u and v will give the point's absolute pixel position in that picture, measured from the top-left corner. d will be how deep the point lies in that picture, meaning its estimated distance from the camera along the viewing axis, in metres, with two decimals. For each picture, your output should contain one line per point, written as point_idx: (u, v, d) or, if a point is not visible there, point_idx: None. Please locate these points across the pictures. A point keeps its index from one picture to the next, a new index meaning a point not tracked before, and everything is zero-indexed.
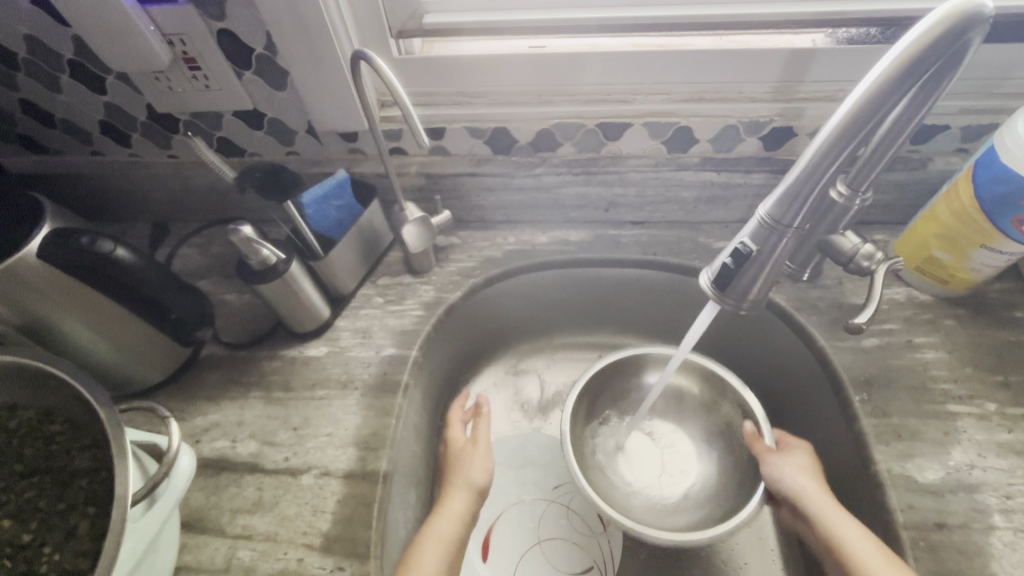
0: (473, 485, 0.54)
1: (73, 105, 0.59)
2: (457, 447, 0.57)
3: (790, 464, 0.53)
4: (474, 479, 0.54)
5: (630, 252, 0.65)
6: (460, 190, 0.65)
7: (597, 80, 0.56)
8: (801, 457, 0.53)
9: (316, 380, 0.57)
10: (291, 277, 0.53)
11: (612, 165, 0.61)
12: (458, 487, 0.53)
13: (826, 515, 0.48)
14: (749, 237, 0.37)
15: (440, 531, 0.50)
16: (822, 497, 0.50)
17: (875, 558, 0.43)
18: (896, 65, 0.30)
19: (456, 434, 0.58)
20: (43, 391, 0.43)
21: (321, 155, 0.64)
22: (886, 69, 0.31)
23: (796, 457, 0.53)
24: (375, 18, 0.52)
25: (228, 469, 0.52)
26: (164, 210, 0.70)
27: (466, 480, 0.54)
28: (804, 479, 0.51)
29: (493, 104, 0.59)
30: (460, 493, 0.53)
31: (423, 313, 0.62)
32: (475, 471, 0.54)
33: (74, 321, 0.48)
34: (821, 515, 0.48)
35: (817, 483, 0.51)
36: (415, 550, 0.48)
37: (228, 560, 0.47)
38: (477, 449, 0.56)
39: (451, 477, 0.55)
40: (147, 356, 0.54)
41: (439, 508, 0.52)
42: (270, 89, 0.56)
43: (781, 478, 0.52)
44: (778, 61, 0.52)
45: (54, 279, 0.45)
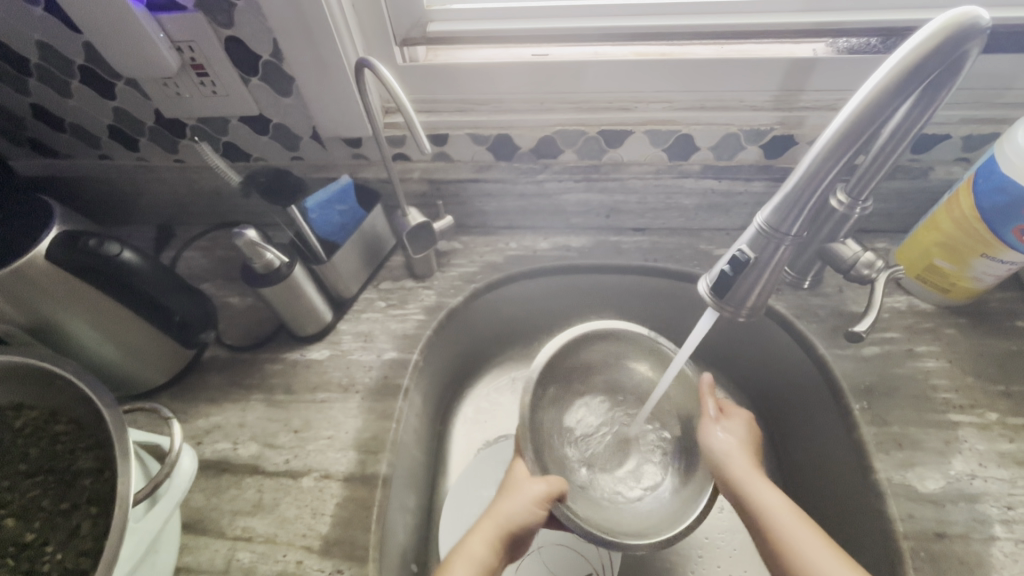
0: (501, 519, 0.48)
1: (82, 110, 0.60)
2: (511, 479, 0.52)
3: (724, 429, 0.52)
4: (507, 513, 0.48)
5: (631, 258, 0.65)
6: (462, 195, 0.65)
7: (599, 89, 0.57)
8: (734, 421, 0.53)
9: (317, 383, 0.58)
10: (294, 281, 0.54)
11: (613, 172, 0.62)
12: (490, 516, 0.49)
13: (745, 482, 0.48)
14: (746, 244, 0.37)
15: (467, 556, 0.47)
16: (744, 458, 0.50)
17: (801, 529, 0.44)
18: (894, 74, 0.31)
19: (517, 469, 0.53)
20: (50, 391, 0.44)
21: (326, 161, 0.64)
22: (884, 78, 0.31)
23: (728, 422, 0.53)
24: (380, 26, 0.52)
25: (229, 471, 0.52)
26: (170, 213, 0.71)
27: (501, 512, 0.48)
28: (734, 446, 0.51)
29: (496, 111, 0.59)
30: (492, 516, 0.49)
31: (424, 317, 0.62)
32: (509, 506, 0.48)
33: (80, 323, 0.49)
34: (745, 483, 0.48)
35: (745, 448, 0.51)
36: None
37: (227, 562, 0.47)
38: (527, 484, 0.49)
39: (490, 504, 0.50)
40: (152, 358, 0.55)
41: (474, 529, 0.49)
42: (275, 95, 0.56)
43: (714, 445, 0.51)
44: (778, 70, 0.53)
45: (61, 281, 0.46)
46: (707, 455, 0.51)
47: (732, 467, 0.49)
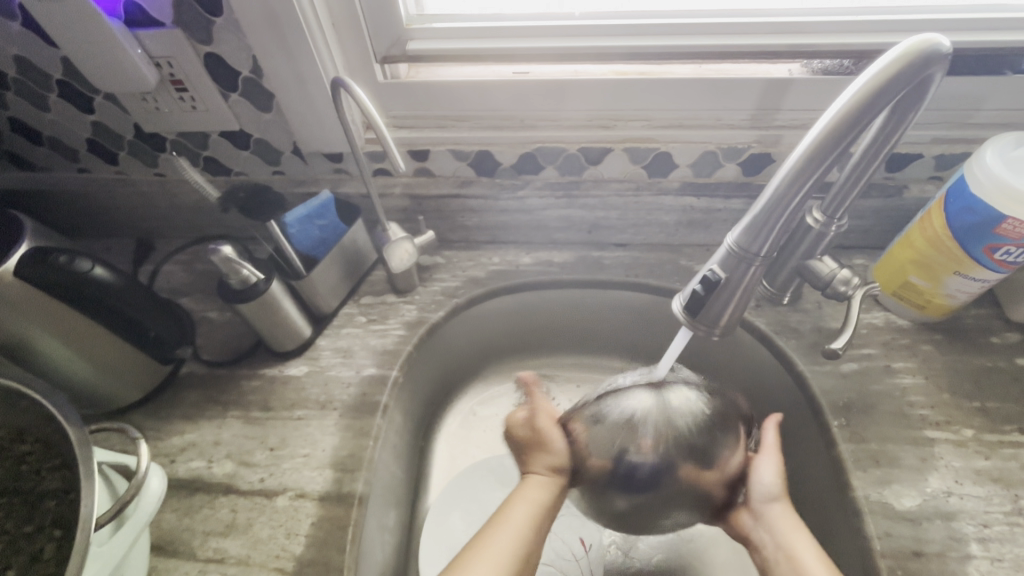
0: (541, 504, 0.47)
1: (60, 124, 0.60)
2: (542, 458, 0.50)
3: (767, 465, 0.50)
4: (541, 499, 0.47)
5: (613, 274, 0.65)
6: (444, 211, 0.66)
7: (578, 108, 0.57)
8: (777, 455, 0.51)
9: (295, 400, 0.57)
10: (272, 297, 0.53)
11: (594, 188, 0.62)
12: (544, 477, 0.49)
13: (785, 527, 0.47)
14: (718, 264, 0.37)
15: (494, 552, 0.43)
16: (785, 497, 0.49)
17: None
18: (855, 100, 0.31)
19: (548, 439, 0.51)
20: (11, 410, 0.43)
21: (307, 175, 0.64)
22: (849, 102, 0.31)
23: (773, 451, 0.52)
24: (360, 44, 0.53)
25: (203, 490, 0.51)
26: (150, 226, 0.70)
27: (532, 496, 0.47)
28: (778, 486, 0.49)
29: (477, 128, 0.60)
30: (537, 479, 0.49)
31: (405, 333, 0.62)
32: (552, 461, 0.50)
33: (48, 341, 0.48)
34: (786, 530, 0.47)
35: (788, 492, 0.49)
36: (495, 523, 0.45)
37: None
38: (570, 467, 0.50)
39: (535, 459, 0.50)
40: (124, 375, 0.54)
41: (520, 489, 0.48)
42: (256, 111, 0.57)
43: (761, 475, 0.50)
44: (754, 90, 0.53)
45: (25, 300, 0.44)
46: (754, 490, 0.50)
47: (775, 509, 0.49)
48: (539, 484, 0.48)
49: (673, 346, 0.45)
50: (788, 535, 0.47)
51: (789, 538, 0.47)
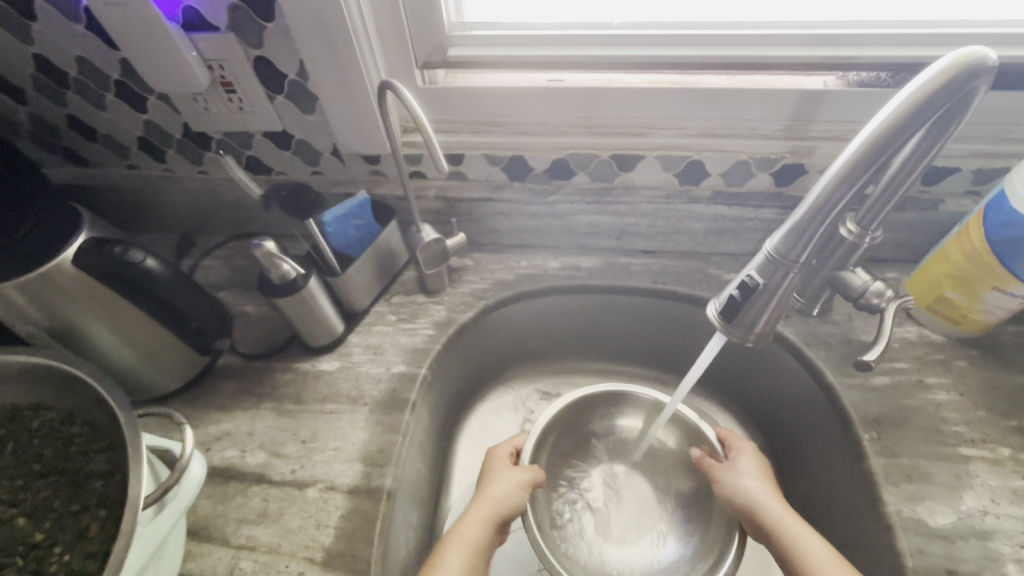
0: (473, 544, 0.48)
1: (114, 122, 0.63)
2: (478, 500, 0.52)
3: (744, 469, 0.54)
4: (472, 536, 0.49)
5: (641, 280, 0.66)
6: (476, 214, 0.67)
7: (613, 115, 0.58)
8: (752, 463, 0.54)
9: (326, 394, 0.58)
10: (309, 292, 0.55)
11: (625, 195, 0.63)
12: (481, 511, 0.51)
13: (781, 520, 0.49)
14: (755, 270, 0.38)
15: None
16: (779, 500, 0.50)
17: (837, 570, 0.43)
18: (899, 110, 0.31)
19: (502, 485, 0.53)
20: (68, 391, 0.44)
21: (344, 176, 0.66)
22: (894, 111, 0.31)
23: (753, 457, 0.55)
24: (402, 50, 0.54)
25: (236, 478, 0.53)
26: (192, 222, 0.73)
27: (462, 533, 0.49)
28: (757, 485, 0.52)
29: (511, 133, 0.61)
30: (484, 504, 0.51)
31: (434, 332, 0.63)
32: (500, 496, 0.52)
33: (100, 327, 0.50)
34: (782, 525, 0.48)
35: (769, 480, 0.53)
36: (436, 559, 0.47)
37: (230, 570, 0.47)
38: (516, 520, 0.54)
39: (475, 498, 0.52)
40: (166, 363, 0.55)
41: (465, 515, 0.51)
42: (299, 113, 0.59)
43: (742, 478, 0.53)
44: (789, 101, 0.54)
45: (83, 286, 0.47)
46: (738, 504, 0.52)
47: (769, 510, 0.50)
48: (475, 522, 0.50)
49: (703, 355, 0.48)
50: (784, 529, 0.48)
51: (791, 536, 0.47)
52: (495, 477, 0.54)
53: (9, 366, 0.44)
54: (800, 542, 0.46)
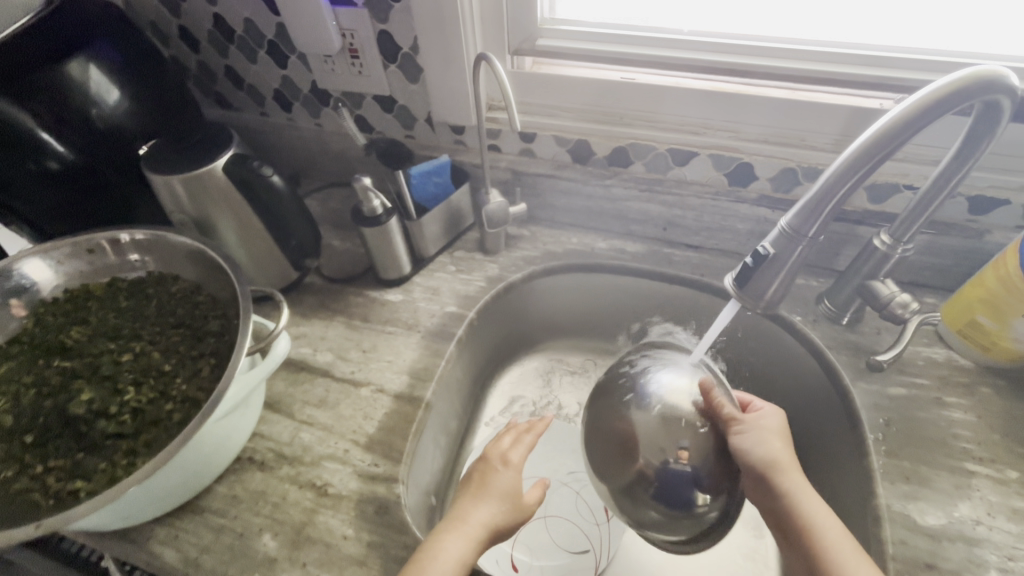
0: (460, 562, 0.46)
1: (259, 74, 0.77)
2: (465, 519, 0.49)
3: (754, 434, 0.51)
4: (457, 554, 0.46)
5: (679, 270, 0.71)
6: (539, 188, 0.75)
7: (674, 113, 0.65)
8: (770, 427, 0.52)
9: (388, 318, 0.69)
10: (389, 228, 0.65)
11: (675, 187, 0.69)
12: (465, 528, 0.48)
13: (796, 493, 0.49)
14: (769, 243, 0.44)
15: None
16: (789, 466, 0.50)
17: (844, 542, 0.46)
18: (906, 111, 0.37)
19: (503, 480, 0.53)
20: (205, 268, 0.58)
21: (432, 142, 0.77)
22: (907, 109, 0.37)
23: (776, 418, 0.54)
24: (500, 36, 0.64)
25: (306, 370, 0.64)
26: (302, 166, 0.86)
27: (448, 554, 0.46)
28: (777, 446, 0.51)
29: (581, 120, 0.69)
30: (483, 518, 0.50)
31: (485, 285, 0.72)
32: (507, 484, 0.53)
33: (227, 226, 0.62)
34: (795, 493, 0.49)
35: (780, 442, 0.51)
36: (422, 559, 0.45)
37: (293, 436, 0.58)
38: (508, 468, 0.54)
39: (462, 505, 0.51)
40: (266, 268, 0.68)
41: (450, 530, 0.48)
42: (405, 81, 0.70)
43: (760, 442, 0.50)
44: (840, 115, 0.58)
45: (225, 191, 0.59)
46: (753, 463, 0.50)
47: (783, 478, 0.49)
48: (466, 537, 0.48)
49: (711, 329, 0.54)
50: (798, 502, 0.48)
51: (799, 504, 0.48)
52: (492, 498, 0.51)
53: (168, 242, 0.58)
54: (812, 517, 0.47)
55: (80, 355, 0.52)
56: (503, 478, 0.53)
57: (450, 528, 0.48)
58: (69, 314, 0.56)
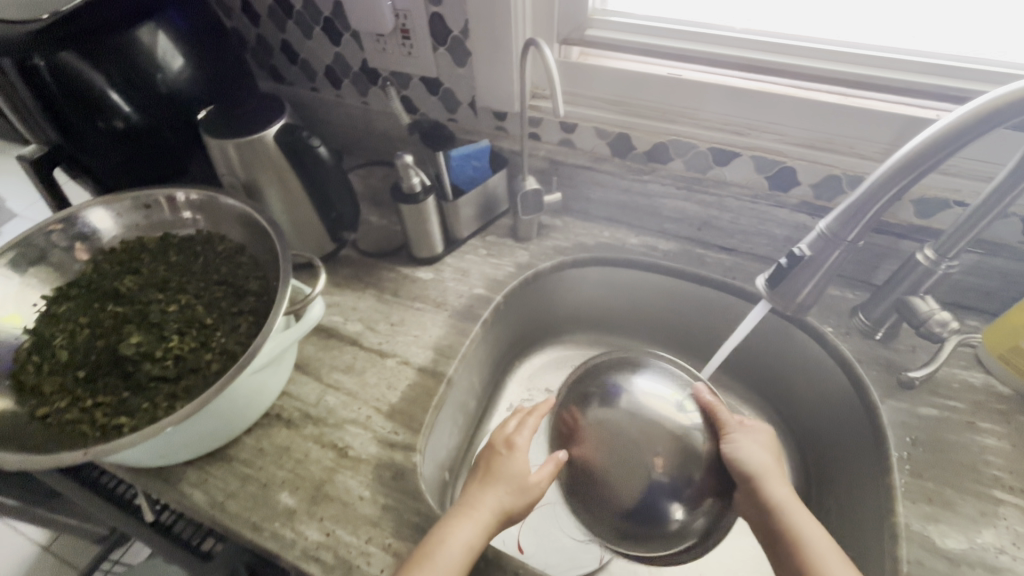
0: (472, 548, 0.47)
1: (314, 51, 0.80)
2: (474, 507, 0.50)
3: (742, 442, 0.53)
4: (467, 540, 0.47)
5: (711, 271, 0.70)
6: (575, 179, 0.75)
7: (719, 111, 0.64)
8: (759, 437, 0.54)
9: (418, 295, 0.70)
10: (426, 207, 0.67)
11: (714, 187, 0.68)
12: (475, 514, 0.49)
13: (785, 506, 0.50)
14: (806, 245, 0.48)
15: None
16: (780, 476, 0.52)
17: (836, 557, 0.47)
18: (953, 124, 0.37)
19: (513, 462, 0.54)
20: (250, 231, 0.60)
21: (474, 126, 0.78)
22: (939, 129, 0.38)
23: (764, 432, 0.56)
24: (550, 24, 0.65)
25: (336, 337, 0.66)
26: (346, 143, 0.89)
27: (458, 539, 0.47)
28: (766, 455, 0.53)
29: (623, 113, 0.69)
30: (492, 505, 0.50)
31: (514, 270, 0.73)
32: (516, 464, 0.53)
33: (273, 193, 0.65)
34: (784, 506, 0.50)
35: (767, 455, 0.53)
36: (433, 546, 0.46)
37: (319, 398, 0.60)
38: (513, 451, 0.55)
39: (472, 492, 0.52)
40: (306, 236, 0.70)
41: (460, 518, 0.49)
42: (453, 65, 0.71)
43: (745, 451, 0.53)
44: (893, 124, 0.56)
45: (273, 158, 0.62)
46: (738, 471, 0.52)
47: (771, 487, 0.51)
48: (476, 523, 0.48)
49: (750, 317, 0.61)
50: (787, 514, 0.50)
51: (789, 515, 0.50)
52: (500, 484, 0.52)
53: (218, 203, 0.61)
54: (802, 529, 0.49)
55: (132, 302, 0.56)
56: (508, 461, 0.54)
57: (460, 515, 0.49)
58: (124, 263, 0.59)
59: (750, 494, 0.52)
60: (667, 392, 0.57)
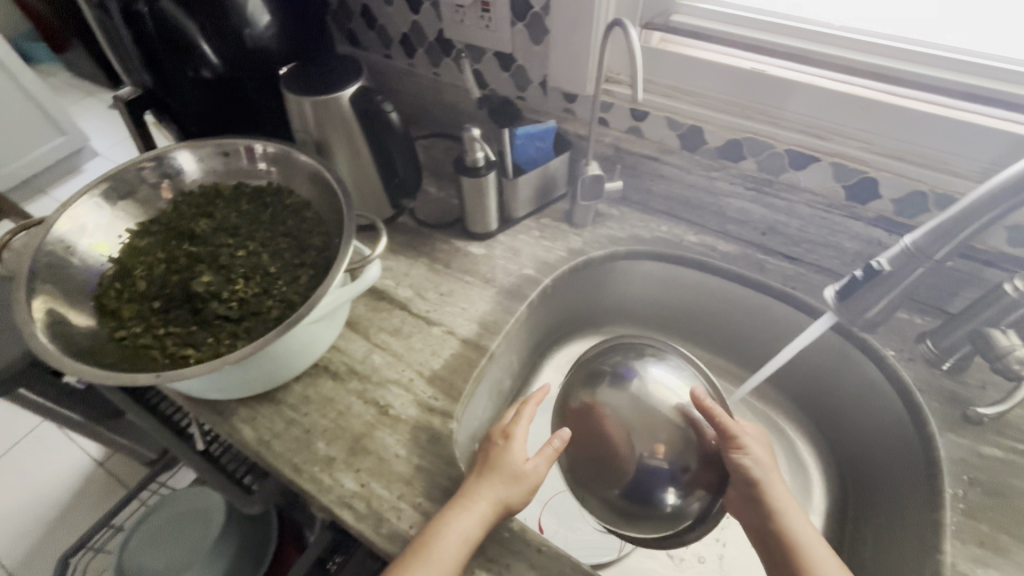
0: (469, 540, 0.46)
1: (393, 18, 0.81)
2: (472, 498, 0.48)
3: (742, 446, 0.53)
4: (465, 531, 0.46)
5: (770, 278, 0.68)
6: (639, 170, 0.74)
7: (800, 112, 0.61)
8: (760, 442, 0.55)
9: (468, 269, 0.71)
10: (486, 182, 0.67)
11: (786, 191, 0.65)
12: (473, 504, 0.48)
13: (785, 511, 0.51)
14: (886, 259, 0.46)
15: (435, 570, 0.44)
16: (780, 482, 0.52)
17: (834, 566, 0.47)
18: None
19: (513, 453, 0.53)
20: (317, 188, 0.62)
21: (541, 106, 0.77)
22: None
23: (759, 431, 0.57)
24: (634, 6, 0.63)
25: (386, 300, 0.68)
26: (412, 113, 0.90)
27: (456, 530, 0.46)
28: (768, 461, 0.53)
29: (697, 105, 0.66)
30: (490, 497, 0.49)
31: (566, 255, 0.72)
32: (517, 454, 0.53)
33: (342, 154, 0.67)
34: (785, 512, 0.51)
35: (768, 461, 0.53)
36: (432, 538, 0.46)
37: (366, 356, 0.63)
38: (510, 442, 0.54)
39: (471, 482, 0.50)
40: (368, 199, 0.72)
41: (458, 509, 0.48)
42: (529, 42, 0.70)
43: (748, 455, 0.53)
44: (999, 142, 0.52)
45: (346, 119, 0.63)
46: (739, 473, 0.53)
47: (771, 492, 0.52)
48: (475, 515, 0.47)
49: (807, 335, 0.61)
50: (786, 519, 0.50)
51: (788, 522, 0.50)
52: (498, 476, 0.50)
53: (290, 157, 0.63)
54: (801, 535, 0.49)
55: (204, 244, 0.59)
56: (505, 452, 0.53)
57: (457, 507, 0.48)
58: (200, 207, 0.63)
59: (749, 496, 0.53)
60: (678, 383, 0.60)
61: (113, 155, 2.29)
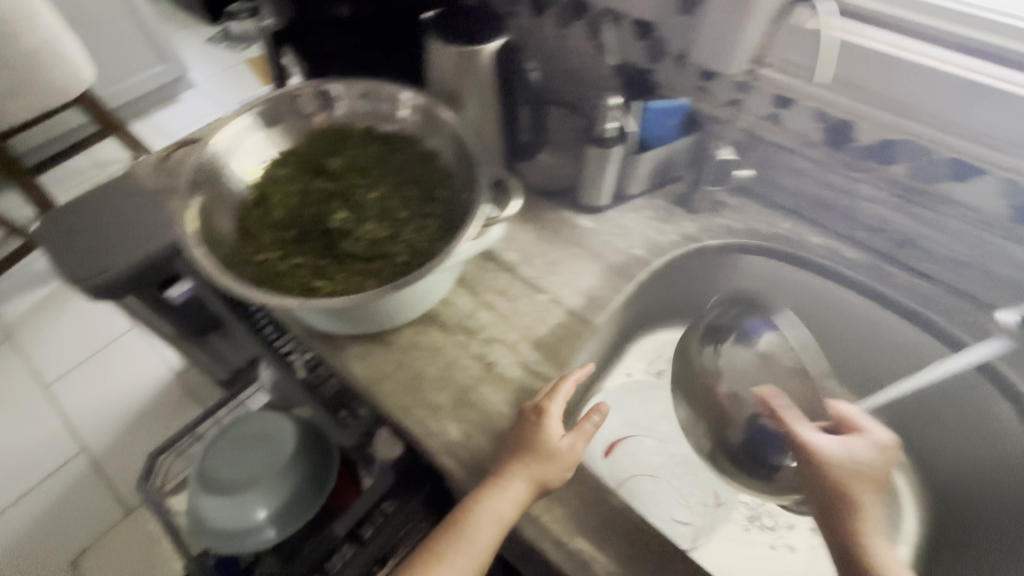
0: (506, 519, 0.47)
1: None
2: (507, 477, 0.48)
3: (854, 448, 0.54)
4: (502, 511, 0.47)
5: (899, 292, 0.64)
6: (769, 161, 0.71)
7: (984, 118, 0.54)
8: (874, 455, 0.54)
9: (577, 240, 0.70)
10: (612, 155, 0.65)
11: (937, 203, 0.62)
12: (508, 482, 0.48)
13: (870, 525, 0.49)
14: None
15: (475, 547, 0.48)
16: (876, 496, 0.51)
17: None
18: None
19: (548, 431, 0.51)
20: (446, 140, 0.62)
21: (672, 81, 0.73)
22: None
23: (875, 453, 0.54)
24: None
25: (494, 260, 0.68)
26: None
27: (492, 509, 0.47)
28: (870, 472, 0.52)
29: (855, 98, 0.61)
30: (525, 476, 0.48)
31: (678, 240, 0.70)
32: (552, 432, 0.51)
33: (473, 107, 0.66)
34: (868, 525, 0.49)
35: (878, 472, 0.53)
36: (471, 514, 0.48)
37: (472, 313, 0.63)
38: (546, 419, 0.52)
39: (508, 459, 0.50)
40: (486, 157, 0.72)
41: (495, 487, 0.48)
42: (675, 11, 0.66)
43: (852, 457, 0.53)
44: None
45: (485, 74, 0.63)
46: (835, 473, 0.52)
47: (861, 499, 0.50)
48: (509, 494, 0.48)
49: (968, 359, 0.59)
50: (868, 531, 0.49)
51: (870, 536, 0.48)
52: (530, 454, 0.49)
53: (423, 106, 0.63)
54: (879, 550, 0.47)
55: (337, 181, 0.61)
56: (540, 430, 0.51)
57: (493, 485, 0.49)
58: (333, 144, 0.64)
59: (837, 499, 0.51)
60: None
61: (207, 87, 2.38)
